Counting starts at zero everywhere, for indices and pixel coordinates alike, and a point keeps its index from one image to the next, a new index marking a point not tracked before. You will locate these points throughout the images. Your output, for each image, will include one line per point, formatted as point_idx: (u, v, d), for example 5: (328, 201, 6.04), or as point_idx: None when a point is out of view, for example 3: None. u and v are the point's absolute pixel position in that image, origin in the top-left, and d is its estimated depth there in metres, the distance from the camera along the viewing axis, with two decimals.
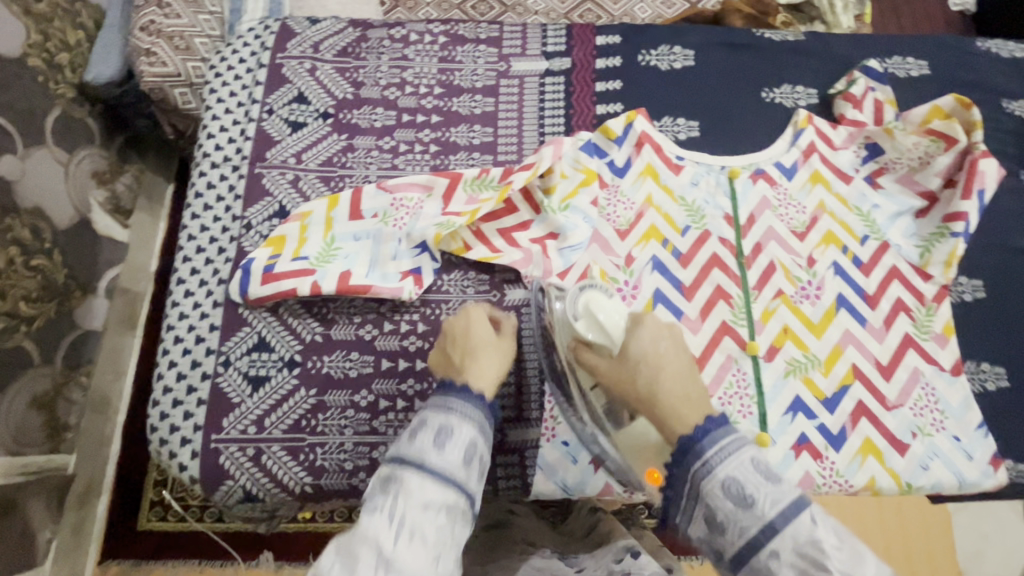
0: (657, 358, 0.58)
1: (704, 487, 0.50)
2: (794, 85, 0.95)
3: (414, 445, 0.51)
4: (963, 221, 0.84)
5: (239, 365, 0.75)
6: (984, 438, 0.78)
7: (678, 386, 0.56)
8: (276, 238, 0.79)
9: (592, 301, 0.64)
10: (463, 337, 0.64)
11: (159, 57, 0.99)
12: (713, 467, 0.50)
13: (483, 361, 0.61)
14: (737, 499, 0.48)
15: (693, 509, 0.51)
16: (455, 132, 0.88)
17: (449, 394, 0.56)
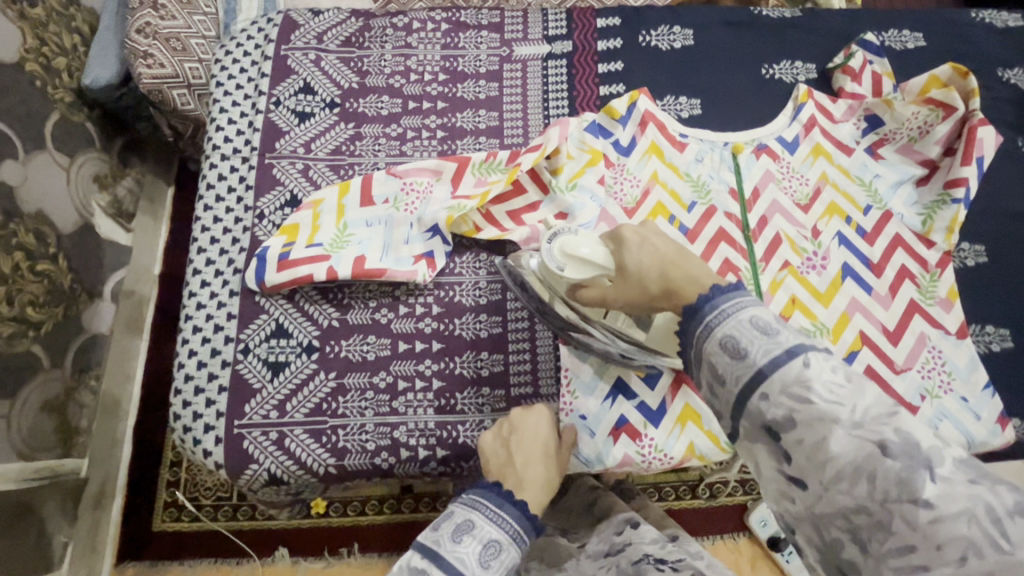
0: (644, 261, 0.57)
1: (705, 347, 0.47)
2: (793, 61, 0.96)
3: (457, 553, 0.50)
4: (963, 187, 0.86)
5: (259, 352, 0.76)
6: (991, 398, 0.80)
7: (677, 271, 0.54)
8: (289, 227, 0.80)
9: (567, 244, 0.66)
10: (524, 436, 0.64)
11: (156, 59, 0.98)
12: (712, 327, 0.46)
13: (543, 481, 0.59)
14: (731, 353, 0.44)
15: (699, 375, 0.48)
16: (461, 118, 0.90)
17: (505, 501, 0.54)
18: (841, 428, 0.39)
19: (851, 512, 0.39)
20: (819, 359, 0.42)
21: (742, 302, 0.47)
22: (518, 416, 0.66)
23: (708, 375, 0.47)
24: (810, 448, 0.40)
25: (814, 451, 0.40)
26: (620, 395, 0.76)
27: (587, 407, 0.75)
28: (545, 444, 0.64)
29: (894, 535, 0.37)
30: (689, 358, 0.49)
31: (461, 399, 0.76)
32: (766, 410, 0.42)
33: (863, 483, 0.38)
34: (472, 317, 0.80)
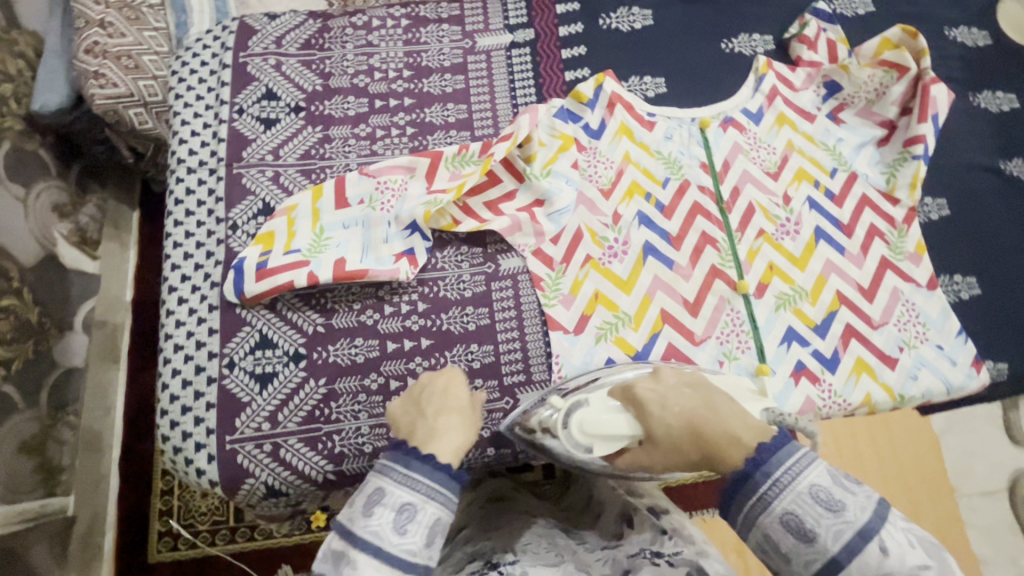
0: (675, 428, 0.59)
1: (763, 521, 0.52)
2: (751, 33, 0.98)
3: (372, 526, 0.50)
4: (921, 143, 0.88)
5: (245, 365, 0.74)
6: (965, 343, 0.83)
7: (713, 433, 0.56)
8: (264, 235, 0.78)
9: (583, 413, 0.66)
10: (432, 392, 0.63)
11: (109, 78, 0.95)
12: (772, 500, 0.52)
13: (456, 431, 0.59)
14: (797, 534, 0.51)
15: (748, 536, 0.54)
16: (429, 113, 0.89)
17: (412, 461, 0.54)
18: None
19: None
20: (887, 536, 0.49)
21: (795, 470, 0.52)
22: (427, 373, 0.66)
23: (763, 544, 0.53)
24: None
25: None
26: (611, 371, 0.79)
27: None
28: (458, 397, 0.62)
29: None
30: (736, 524, 0.55)
31: None
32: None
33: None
34: (459, 310, 0.79)
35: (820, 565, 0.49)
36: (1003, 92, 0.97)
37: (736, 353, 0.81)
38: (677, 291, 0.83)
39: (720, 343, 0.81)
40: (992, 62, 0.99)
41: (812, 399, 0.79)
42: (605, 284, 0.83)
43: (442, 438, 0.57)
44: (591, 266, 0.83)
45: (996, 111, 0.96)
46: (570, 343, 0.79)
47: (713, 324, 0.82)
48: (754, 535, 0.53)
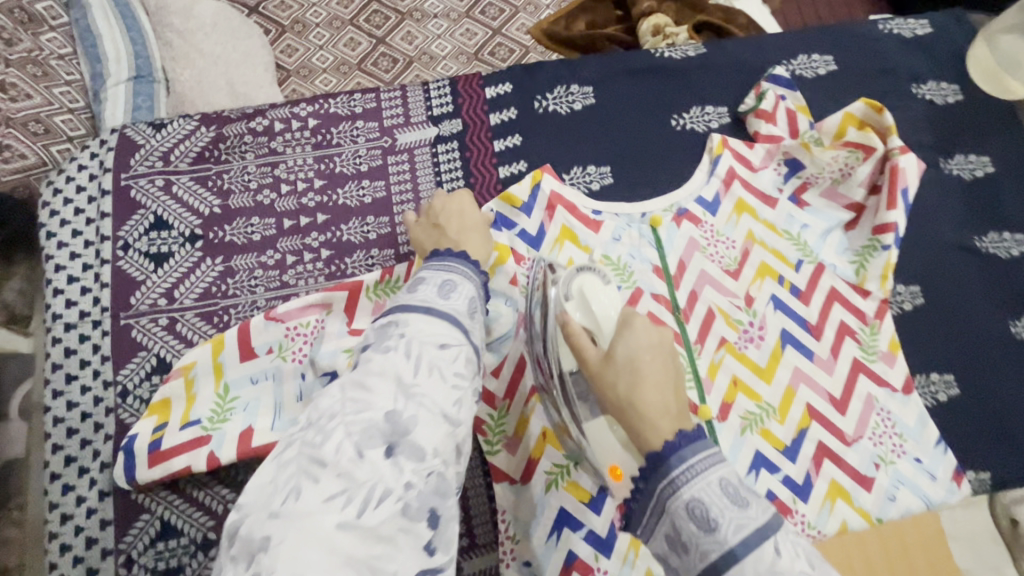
0: (643, 361, 0.54)
1: (670, 506, 0.49)
2: (703, 106, 0.89)
3: (418, 296, 0.52)
4: (892, 232, 0.81)
5: (144, 561, 0.65)
6: (944, 455, 0.77)
7: (659, 397, 0.52)
8: (158, 403, 0.68)
9: (589, 283, 0.64)
10: (447, 210, 0.68)
11: (15, 148, 0.92)
12: (679, 486, 0.48)
13: (479, 242, 0.65)
14: (699, 523, 0.47)
15: (658, 526, 0.50)
16: (347, 230, 0.78)
17: (446, 258, 0.58)
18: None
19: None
20: (788, 543, 0.45)
21: (709, 459, 0.49)
22: (445, 195, 0.70)
23: (669, 537, 0.49)
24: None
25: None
26: (566, 527, 0.70)
27: (532, 552, 0.69)
28: (473, 214, 0.68)
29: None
30: (644, 511, 0.52)
31: None
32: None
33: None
34: None
35: (716, 557, 0.45)
36: (976, 154, 0.90)
37: None
38: None
39: None
40: (964, 121, 0.91)
41: None
42: None
43: (469, 245, 0.64)
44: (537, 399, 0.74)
45: (969, 178, 0.89)
46: (517, 495, 0.72)
47: None
48: (661, 527, 0.50)
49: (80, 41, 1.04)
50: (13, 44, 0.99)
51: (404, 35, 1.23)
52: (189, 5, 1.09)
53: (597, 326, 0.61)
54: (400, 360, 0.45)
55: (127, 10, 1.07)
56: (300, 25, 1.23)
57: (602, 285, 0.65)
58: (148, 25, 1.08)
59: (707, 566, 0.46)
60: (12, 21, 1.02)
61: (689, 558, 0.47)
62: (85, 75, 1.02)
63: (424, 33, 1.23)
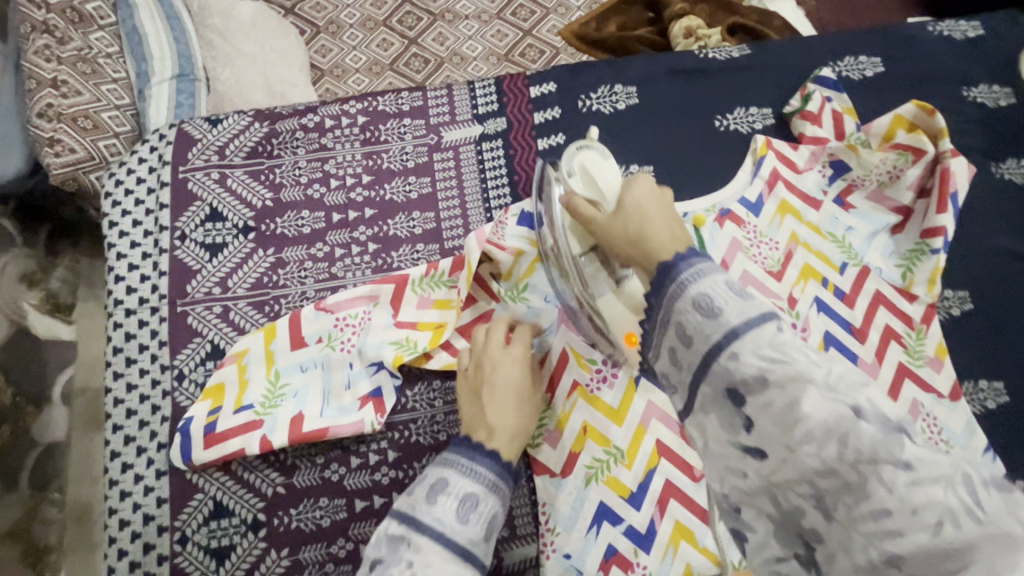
0: (648, 205, 0.54)
1: (676, 306, 0.44)
2: (747, 107, 0.88)
3: (436, 510, 0.55)
4: (941, 236, 0.80)
5: (198, 539, 0.68)
6: (993, 463, 0.75)
7: (664, 228, 0.51)
8: (213, 388, 0.71)
9: (589, 159, 0.62)
10: (495, 383, 0.67)
11: (65, 145, 0.97)
12: (686, 285, 0.44)
13: (516, 427, 0.65)
14: (704, 312, 0.42)
15: (664, 335, 0.46)
16: (393, 225, 0.80)
17: (476, 453, 0.60)
18: (816, 388, 0.36)
19: (818, 473, 0.36)
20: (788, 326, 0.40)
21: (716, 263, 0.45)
22: (490, 361, 0.69)
23: (673, 339, 0.45)
24: (780, 412, 0.38)
25: (785, 412, 0.37)
26: (605, 521, 0.70)
27: (570, 542, 0.70)
28: (515, 389, 0.67)
29: (870, 497, 0.35)
30: (650, 324, 0.47)
31: None
32: (736, 368, 0.40)
33: (835, 444, 0.36)
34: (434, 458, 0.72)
35: (719, 338, 0.41)
36: None
37: None
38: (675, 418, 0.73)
39: None
40: (1017, 125, 0.89)
41: None
42: (595, 415, 0.74)
43: (502, 430, 0.63)
44: (578, 393, 0.75)
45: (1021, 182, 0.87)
46: (557, 487, 0.72)
47: None
48: (665, 335, 0.46)
49: (127, 41, 1.08)
50: (65, 43, 1.04)
51: (434, 37, 1.24)
52: (230, 6, 1.13)
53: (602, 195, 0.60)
54: None
55: (173, 13, 1.10)
56: (334, 26, 1.25)
57: (602, 161, 0.62)
58: (192, 27, 1.12)
59: (709, 347, 0.41)
60: (65, 21, 1.06)
61: (693, 348, 0.43)
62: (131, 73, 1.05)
63: (455, 34, 1.24)
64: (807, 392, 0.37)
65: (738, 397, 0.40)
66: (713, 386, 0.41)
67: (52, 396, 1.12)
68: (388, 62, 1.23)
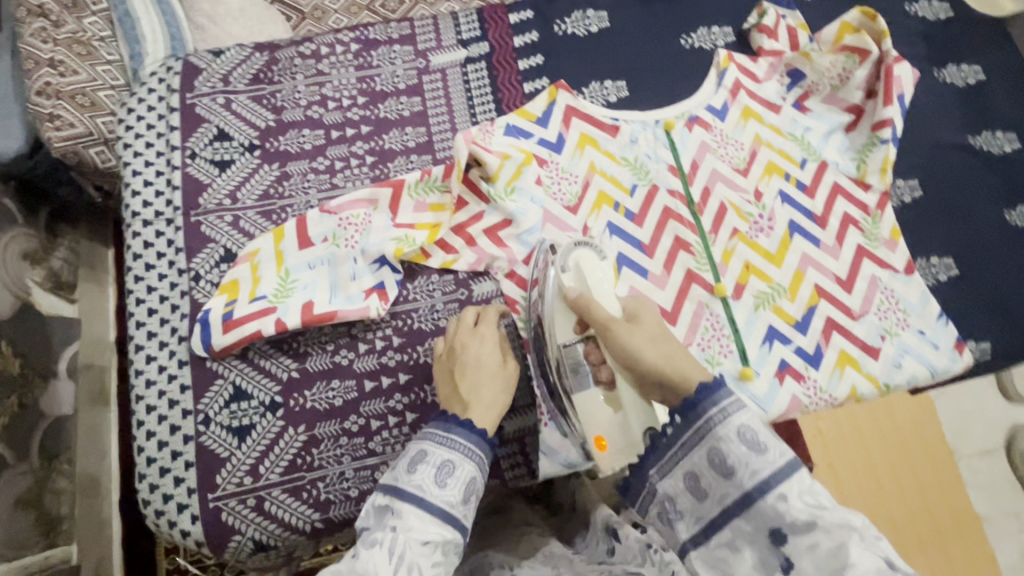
0: (659, 327, 0.62)
1: (719, 431, 0.51)
2: (710, 26, 0.96)
3: (415, 479, 0.56)
4: (889, 127, 0.87)
5: (221, 419, 0.73)
6: (946, 327, 0.82)
7: (670, 347, 0.59)
8: (228, 284, 0.77)
9: (586, 258, 0.71)
10: (467, 361, 0.69)
11: (65, 119, 0.94)
12: (728, 413, 0.51)
13: (490, 399, 0.66)
14: (749, 445, 0.49)
15: (696, 454, 0.52)
16: (388, 139, 0.87)
17: (451, 424, 0.61)
18: (859, 539, 0.43)
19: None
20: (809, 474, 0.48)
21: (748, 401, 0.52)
22: (463, 341, 0.71)
23: (706, 462, 0.51)
24: (826, 553, 0.44)
25: (830, 558, 0.43)
26: None
27: None
28: (488, 364, 0.69)
29: None
30: (677, 443, 0.53)
31: None
32: (785, 509, 0.46)
33: None
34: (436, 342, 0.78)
35: (767, 473, 0.48)
36: (967, 65, 0.96)
37: (719, 356, 0.80)
38: (653, 300, 0.82)
39: (701, 348, 0.81)
40: (955, 35, 0.98)
41: (798, 398, 0.79)
42: None
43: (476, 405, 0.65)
44: None
45: (961, 85, 0.95)
46: None
47: (694, 329, 0.81)
48: (696, 455, 0.52)
49: (119, 26, 1.03)
50: (60, 24, 0.98)
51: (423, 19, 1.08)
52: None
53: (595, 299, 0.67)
54: (382, 560, 0.50)
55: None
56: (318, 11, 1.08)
57: (596, 261, 0.72)
58: (182, 11, 1.05)
59: (759, 483, 0.48)
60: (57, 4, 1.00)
61: (736, 479, 0.49)
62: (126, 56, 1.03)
63: None
64: (853, 542, 0.43)
65: (783, 538, 0.46)
66: (757, 524, 0.48)
67: (60, 369, 1.02)
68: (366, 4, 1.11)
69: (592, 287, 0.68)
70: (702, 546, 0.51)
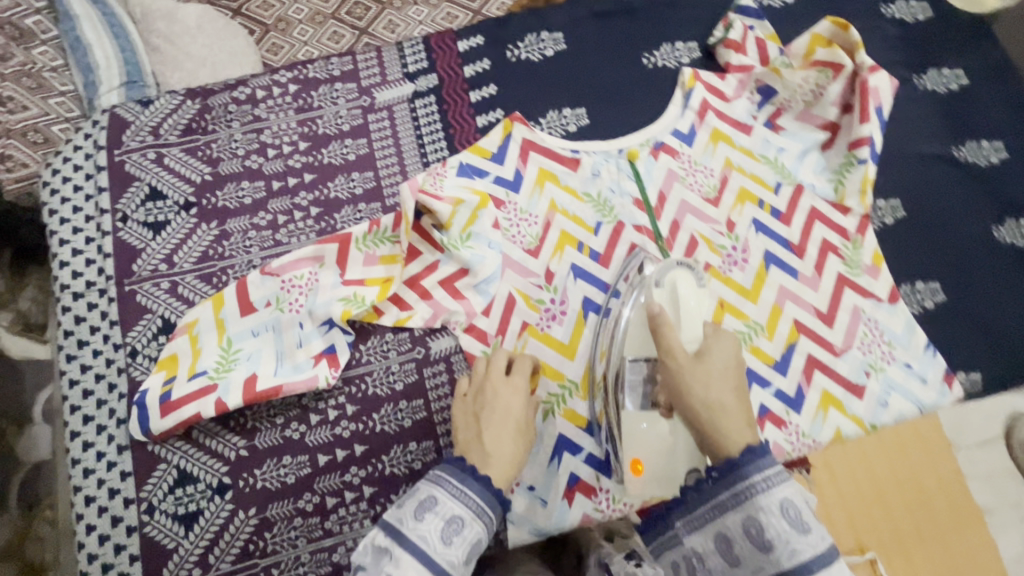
0: (729, 370, 0.61)
1: (761, 502, 0.53)
2: (673, 43, 0.90)
3: (421, 527, 0.57)
4: (866, 146, 0.82)
5: (166, 507, 0.69)
6: (934, 358, 0.78)
7: (731, 403, 0.59)
8: (166, 359, 0.72)
9: (682, 279, 0.66)
10: (497, 410, 0.67)
11: (17, 159, 0.92)
12: (769, 489, 0.53)
13: (510, 456, 0.64)
14: (793, 523, 0.52)
15: (734, 516, 0.55)
16: (333, 187, 0.81)
17: (466, 475, 0.60)
18: None
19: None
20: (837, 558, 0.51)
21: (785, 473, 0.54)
22: (493, 392, 0.68)
23: (740, 530, 0.54)
24: None
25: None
26: (565, 452, 0.73)
27: (534, 476, 0.73)
28: (516, 419, 0.67)
29: None
30: (714, 503, 0.56)
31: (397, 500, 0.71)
32: None
33: None
34: (392, 408, 0.74)
35: (807, 556, 0.51)
36: (950, 68, 0.90)
37: None
38: None
39: None
40: (935, 36, 0.91)
41: (780, 445, 0.75)
42: (547, 353, 0.76)
43: (497, 458, 0.63)
44: (528, 334, 0.77)
45: (943, 92, 0.89)
46: None
47: None
48: (730, 519, 0.55)
49: (71, 53, 0.98)
50: (7, 59, 0.96)
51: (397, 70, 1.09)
52: (172, 7, 1.00)
53: (677, 322, 0.64)
54: None
55: (115, 19, 1.00)
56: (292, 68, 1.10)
57: (692, 282, 0.67)
58: (136, 32, 1.00)
59: (797, 564, 0.51)
60: (6, 38, 0.98)
61: (772, 556, 0.52)
62: (79, 85, 0.96)
63: (406, 19, 1.11)
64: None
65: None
66: None
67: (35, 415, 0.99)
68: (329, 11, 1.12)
69: (681, 311, 0.64)
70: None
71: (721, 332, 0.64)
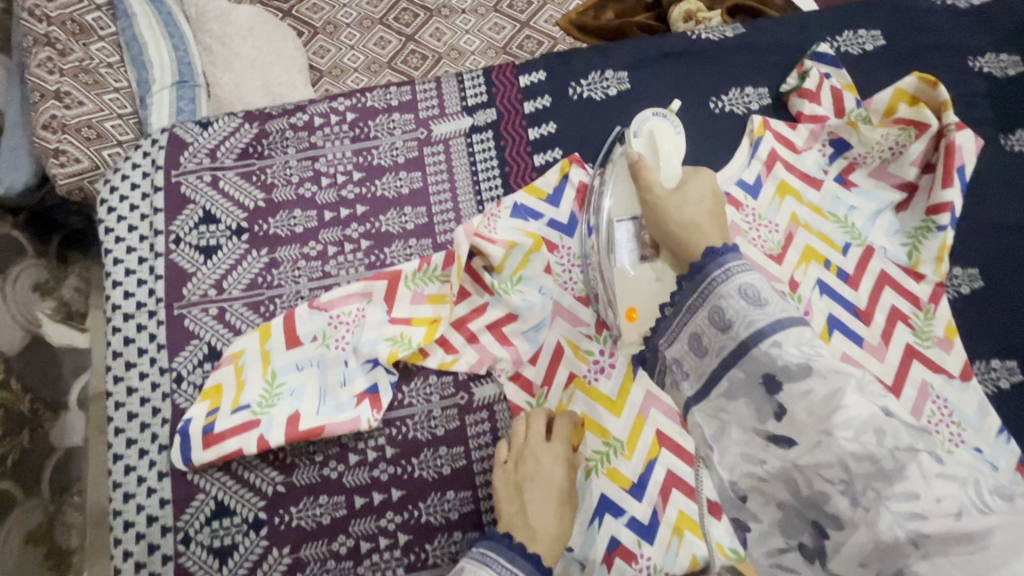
0: (707, 198, 0.56)
1: (719, 290, 0.44)
2: (743, 87, 0.86)
3: None
4: (947, 212, 0.77)
5: (201, 539, 0.68)
6: (1007, 445, 0.71)
7: (706, 222, 0.53)
8: (211, 389, 0.72)
9: (659, 127, 0.65)
10: (540, 480, 0.66)
11: (70, 154, 0.87)
12: (730, 273, 0.44)
13: (555, 530, 0.63)
14: (749, 300, 0.42)
15: (700, 310, 0.45)
16: (385, 221, 0.80)
17: (516, 555, 0.58)
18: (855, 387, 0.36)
19: (853, 456, 0.34)
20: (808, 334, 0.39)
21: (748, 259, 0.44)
22: (535, 461, 0.67)
23: (706, 322, 0.44)
24: (820, 399, 0.36)
25: (825, 403, 0.36)
26: (607, 513, 0.70)
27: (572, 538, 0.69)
28: (558, 488, 0.66)
29: None
30: (680, 309, 0.46)
31: (430, 551, 0.69)
32: (778, 355, 0.39)
33: None
34: (431, 453, 0.72)
35: (765, 328, 0.40)
36: None
37: None
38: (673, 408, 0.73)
39: None
40: None
41: None
42: (593, 407, 0.73)
43: (543, 535, 0.62)
44: (575, 386, 0.74)
45: None
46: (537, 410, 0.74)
47: None
48: (697, 317, 0.45)
49: (127, 50, 0.98)
50: (66, 54, 0.93)
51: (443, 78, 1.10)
52: (226, 9, 1.04)
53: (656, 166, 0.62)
54: None
55: (171, 19, 1.01)
56: (337, 71, 1.11)
57: (670, 133, 0.66)
58: (189, 30, 1.02)
59: (754, 332, 0.40)
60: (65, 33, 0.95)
61: (732, 333, 0.42)
62: (133, 81, 0.96)
63: (452, 28, 1.12)
64: (849, 386, 0.36)
65: (775, 386, 0.38)
66: (749, 372, 0.40)
67: (70, 400, 0.98)
68: (377, 15, 1.14)
69: (660, 157, 0.62)
70: (703, 398, 0.43)
71: (701, 169, 0.60)
